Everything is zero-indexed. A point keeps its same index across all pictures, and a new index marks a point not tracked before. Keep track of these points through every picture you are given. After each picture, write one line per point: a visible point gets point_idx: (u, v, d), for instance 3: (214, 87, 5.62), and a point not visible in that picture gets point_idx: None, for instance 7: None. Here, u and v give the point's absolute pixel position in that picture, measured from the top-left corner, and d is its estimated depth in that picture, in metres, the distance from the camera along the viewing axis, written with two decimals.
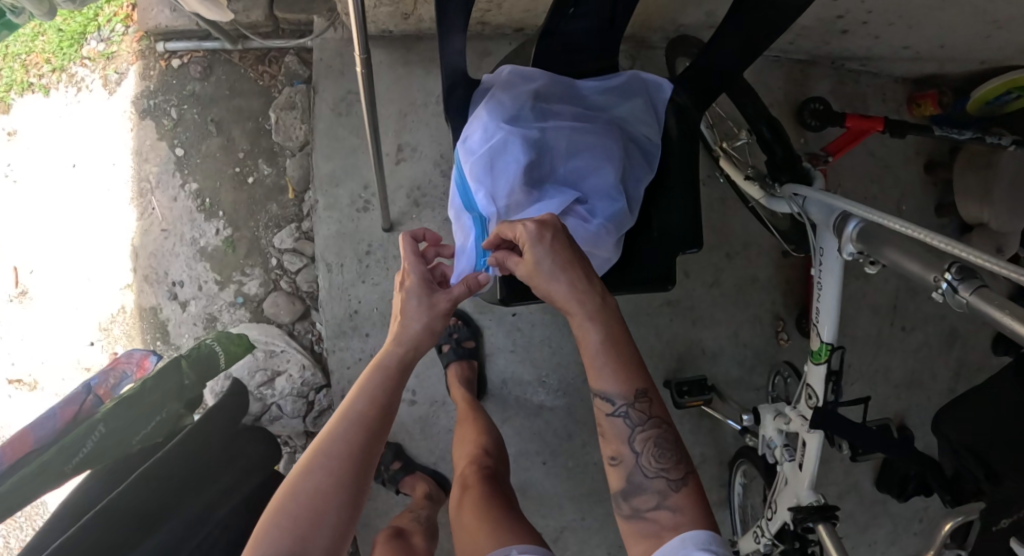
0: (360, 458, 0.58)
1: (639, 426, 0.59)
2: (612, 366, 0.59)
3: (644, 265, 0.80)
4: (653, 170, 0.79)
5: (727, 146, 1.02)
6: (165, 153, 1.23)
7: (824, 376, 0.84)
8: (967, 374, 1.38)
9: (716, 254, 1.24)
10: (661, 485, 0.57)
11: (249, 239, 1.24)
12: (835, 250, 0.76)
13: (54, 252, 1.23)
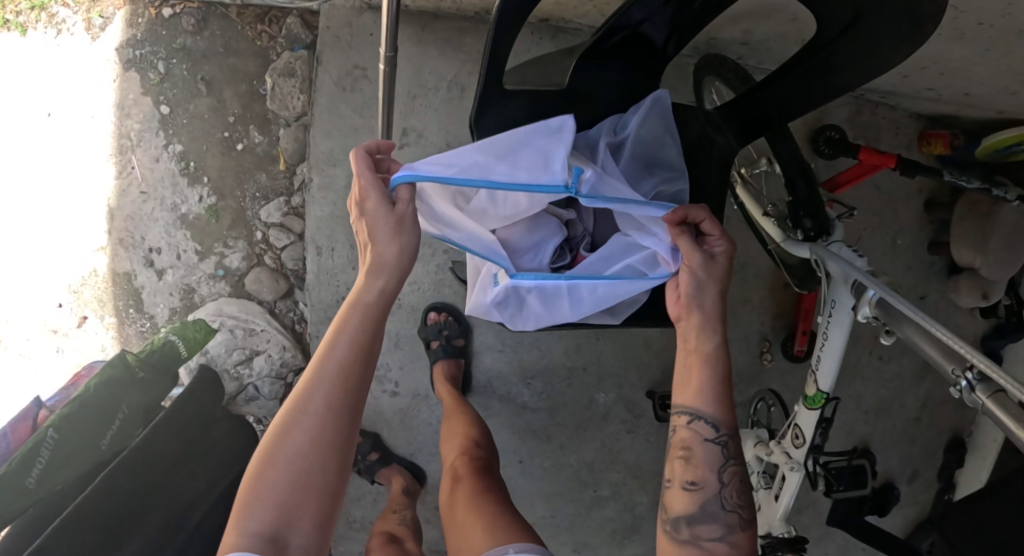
0: (334, 422, 0.56)
1: (732, 459, 0.62)
2: (727, 392, 0.62)
3: (657, 300, 0.79)
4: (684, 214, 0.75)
5: (746, 173, 0.99)
6: (149, 110, 1.14)
7: (815, 422, 0.85)
8: (932, 405, 1.47)
9: None
10: (733, 520, 0.61)
11: (234, 210, 1.16)
12: (848, 307, 0.76)
13: (20, 206, 1.15)
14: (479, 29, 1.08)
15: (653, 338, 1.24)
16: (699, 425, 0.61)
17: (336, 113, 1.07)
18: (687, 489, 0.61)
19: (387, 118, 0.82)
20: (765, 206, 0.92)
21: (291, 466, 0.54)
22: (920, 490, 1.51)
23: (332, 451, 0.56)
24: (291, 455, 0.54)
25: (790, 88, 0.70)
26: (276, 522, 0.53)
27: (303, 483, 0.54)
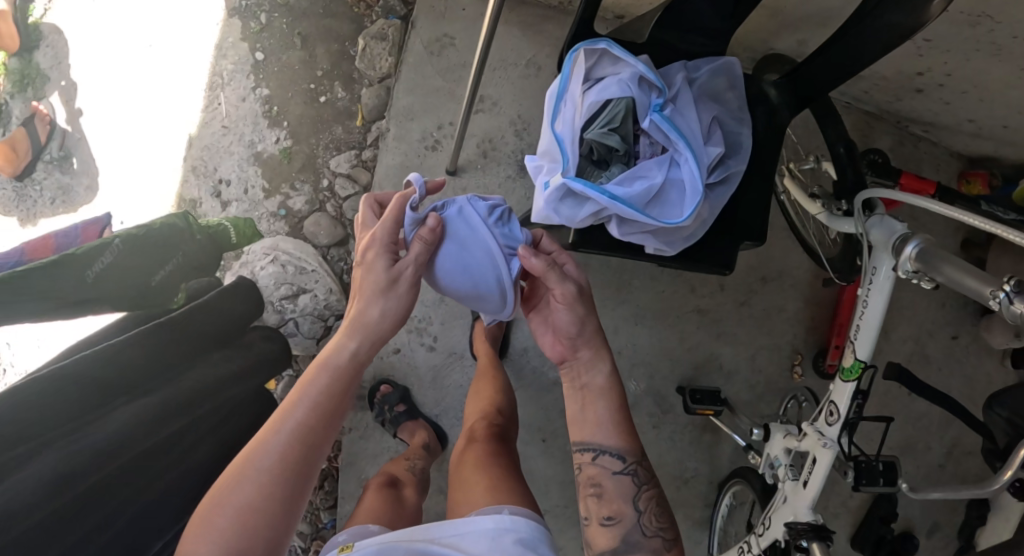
0: (299, 462, 0.60)
1: (644, 484, 0.69)
2: (615, 424, 0.69)
3: (710, 245, 0.81)
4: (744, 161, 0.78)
5: (794, 166, 1.04)
6: (244, 54, 1.23)
7: (851, 394, 0.85)
8: (957, 453, 1.45)
9: (752, 275, 1.27)
10: (656, 546, 0.66)
11: (305, 154, 1.22)
12: (888, 269, 0.79)
13: (101, 122, 1.25)
14: (561, 18, 1.17)
15: (687, 333, 1.25)
16: (607, 461, 0.68)
17: (419, 72, 1.15)
18: (608, 525, 0.67)
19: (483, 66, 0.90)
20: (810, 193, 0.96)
21: (252, 495, 0.57)
22: (941, 544, 1.46)
23: (290, 495, 0.59)
24: (250, 498, 0.57)
25: (841, 55, 0.75)
26: (245, 538, 0.56)
27: (268, 496, 0.58)
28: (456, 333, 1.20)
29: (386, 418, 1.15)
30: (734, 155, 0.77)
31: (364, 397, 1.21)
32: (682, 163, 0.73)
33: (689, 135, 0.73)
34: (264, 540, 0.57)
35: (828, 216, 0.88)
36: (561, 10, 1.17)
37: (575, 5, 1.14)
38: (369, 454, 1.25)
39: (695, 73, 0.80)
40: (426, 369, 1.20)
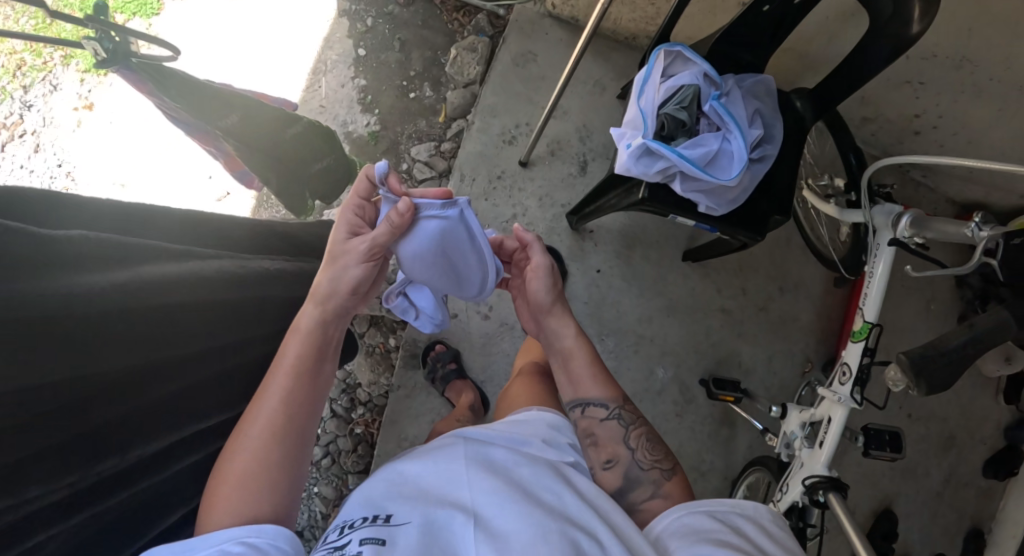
0: (292, 422, 0.65)
1: (631, 424, 0.72)
2: (593, 376, 0.76)
3: (749, 214, 0.97)
4: (777, 146, 0.94)
5: (812, 181, 1.19)
6: (348, 49, 1.45)
7: (861, 353, 1.01)
8: (954, 482, 1.53)
9: (772, 284, 1.43)
10: (656, 477, 0.67)
11: (391, 140, 1.41)
12: (888, 244, 0.97)
13: None
14: (626, 50, 1.40)
15: (711, 329, 1.39)
16: (594, 410, 0.74)
17: (503, 80, 1.35)
18: (608, 469, 0.69)
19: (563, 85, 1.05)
20: (825, 197, 1.11)
21: (251, 464, 0.62)
22: None
23: (289, 450, 0.65)
24: (248, 462, 0.62)
25: (846, 78, 0.93)
26: (255, 502, 0.60)
27: (269, 459, 0.63)
28: (508, 304, 1.31)
29: (438, 375, 1.23)
30: (769, 140, 0.93)
31: (417, 358, 1.30)
32: (731, 139, 0.89)
33: (739, 118, 0.89)
34: (277, 494, 0.62)
35: (838, 212, 1.05)
36: (628, 44, 1.38)
37: (640, 40, 1.36)
38: (411, 413, 1.28)
39: (746, 78, 0.94)
40: (478, 335, 1.30)
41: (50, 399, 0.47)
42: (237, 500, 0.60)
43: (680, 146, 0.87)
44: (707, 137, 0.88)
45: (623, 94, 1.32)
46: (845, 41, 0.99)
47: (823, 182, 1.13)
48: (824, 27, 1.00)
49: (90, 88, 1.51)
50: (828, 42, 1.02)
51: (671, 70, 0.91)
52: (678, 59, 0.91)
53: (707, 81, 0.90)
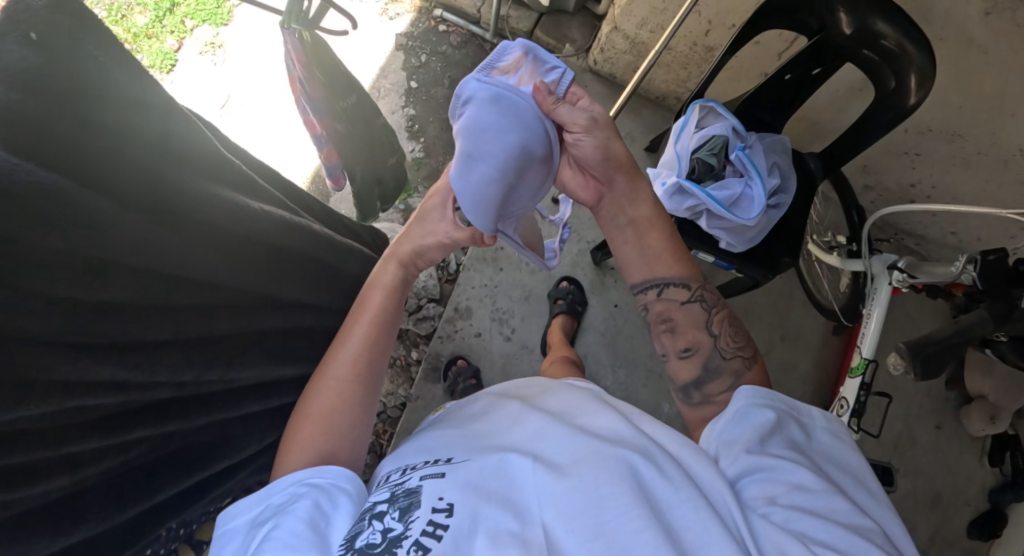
0: (359, 379, 0.78)
1: (713, 308, 0.77)
2: (670, 254, 0.78)
3: (763, 255, 1.07)
4: (791, 196, 1.04)
5: (815, 235, 1.25)
6: (401, 81, 1.57)
7: (858, 388, 1.10)
8: (940, 541, 1.51)
9: (773, 332, 1.48)
10: (737, 365, 0.74)
11: (432, 168, 1.52)
12: (886, 289, 1.07)
13: (253, 96, 1.67)
14: (656, 108, 1.53)
15: None
16: (677, 292, 0.77)
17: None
18: (687, 355, 0.76)
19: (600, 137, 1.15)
20: (827, 248, 1.20)
21: (331, 408, 0.75)
22: None
23: (358, 402, 0.77)
24: (329, 403, 0.75)
25: (853, 144, 1.04)
26: (333, 442, 0.74)
27: (345, 408, 0.76)
28: (529, 328, 1.37)
29: (458, 388, 1.27)
30: (784, 190, 1.03)
31: (438, 372, 1.34)
32: (753, 185, 0.99)
33: (760, 168, 0.99)
34: (347, 437, 0.76)
35: (841, 261, 1.13)
36: (659, 102, 1.51)
37: (671, 101, 1.50)
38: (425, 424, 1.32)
39: (769, 135, 1.05)
40: (498, 356, 1.35)
41: (166, 299, 0.62)
42: (318, 437, 0.74)
43: (708, 187, 0.98)
44: (731, 181, 0.99)
45: (652, 145, 1.44)
46: (852, 113, 1.12)
47: (827, 237, 1.22)
48: (833, 101, 1.13)
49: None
50: (837, 113, 1.15)
51: (704, 121, 1.02)
52: (711, 112, 1.02)
53: (734, 133, 1.00)
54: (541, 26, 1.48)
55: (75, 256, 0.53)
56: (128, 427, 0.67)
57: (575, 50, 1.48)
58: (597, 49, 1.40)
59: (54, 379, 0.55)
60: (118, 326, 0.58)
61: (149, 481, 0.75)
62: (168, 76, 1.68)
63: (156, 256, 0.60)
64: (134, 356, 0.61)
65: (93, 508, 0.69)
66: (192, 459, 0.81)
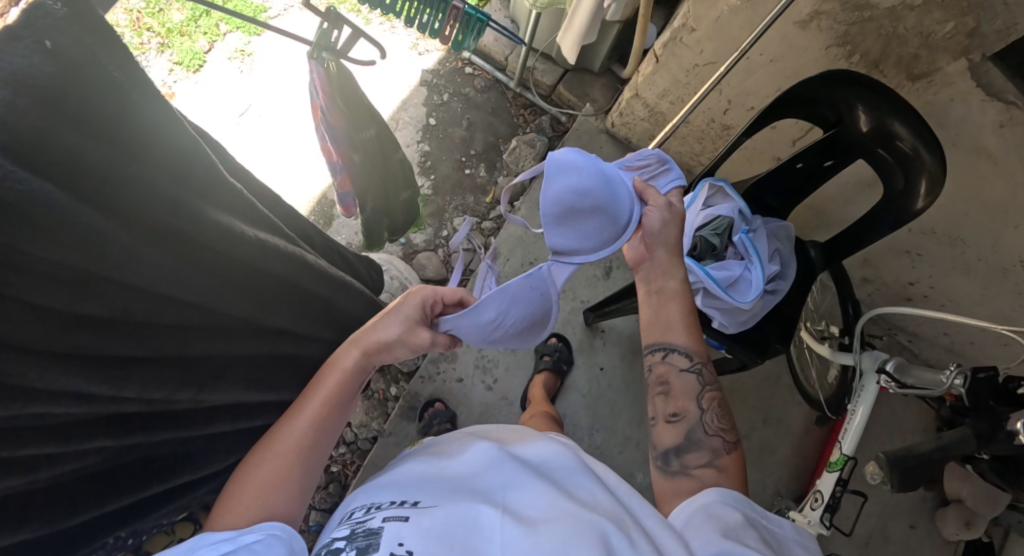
0: (304, 451, 0.74)
1: (707, 385, 0.80)
2: (682, 325, 0.83)
3: (754, 340, 1.06)
4: (789, 283, 1.04)
5: (810, 323, 1.24)
6: (421, 116, 1.57)
7: (834, 482, 1.07)
8: None
9: (754, 415, 1.42)
10: (717, 444, 0.76)
11: (437, 206, 1.51)
12: (873, 387, 1.05)
13: (272, 108, 1.67)
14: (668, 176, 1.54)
15: None
16: (677, 358, 0.81)
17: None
18: (675, 422, 0.79)
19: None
20: (819, 337, 1.18)
21: (271, 477, 0.72)
22: None
23: (299, 475, 0.73)
24: (276, 471, 0.72)
25: (856, 240, 1.03)
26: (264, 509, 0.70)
27: (285, 479, 0.72)
28: (513, 380, 1.35)
29: (432, 431, 1.25)
30: (782, 277, 1.04)
31: (414, 411, 1.32)
32: (752, 269, 0.99)
33: (762, 253, 1.00)
34: (281, 506, 0.71)
35: (832, 352, 1.11)
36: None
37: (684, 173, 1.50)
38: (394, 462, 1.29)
39: (774, 220, 1.04)
40: (476, 405, 1.33)
41: (147, 317, 0.61)
42: (255, 507, 0.69)
43: (708, 267, 0.99)
44: (731, 264, 0.99)
45: None
46: (863, 204, 1.12)
47: (820, 324, 1.21)
48: (842, 193, 1.14)
49: (174, 80, 1.68)
50: (845, 204, 1.15)
51: (711, 200, 1.01)
52: (721, 191, 1.01)
53: (742, 217, 1.00)
54: (564, 82, 1.51)
55: (65, 268, 0.52)
56: (87, 436, 0.65)
57: (595, 110, 1.50)
58: (617, 111, 1.39)
59: (20, 383, 0.53)
60: (92, 341, 0.57)
61: (101, 491, 0.73)
62: (194, 76, 1.68)
63: (146, 273, 0.59)
64: (106, 369, 0.60)
65: (37, 514, 0.66)
66: (149, 472, 0.78)
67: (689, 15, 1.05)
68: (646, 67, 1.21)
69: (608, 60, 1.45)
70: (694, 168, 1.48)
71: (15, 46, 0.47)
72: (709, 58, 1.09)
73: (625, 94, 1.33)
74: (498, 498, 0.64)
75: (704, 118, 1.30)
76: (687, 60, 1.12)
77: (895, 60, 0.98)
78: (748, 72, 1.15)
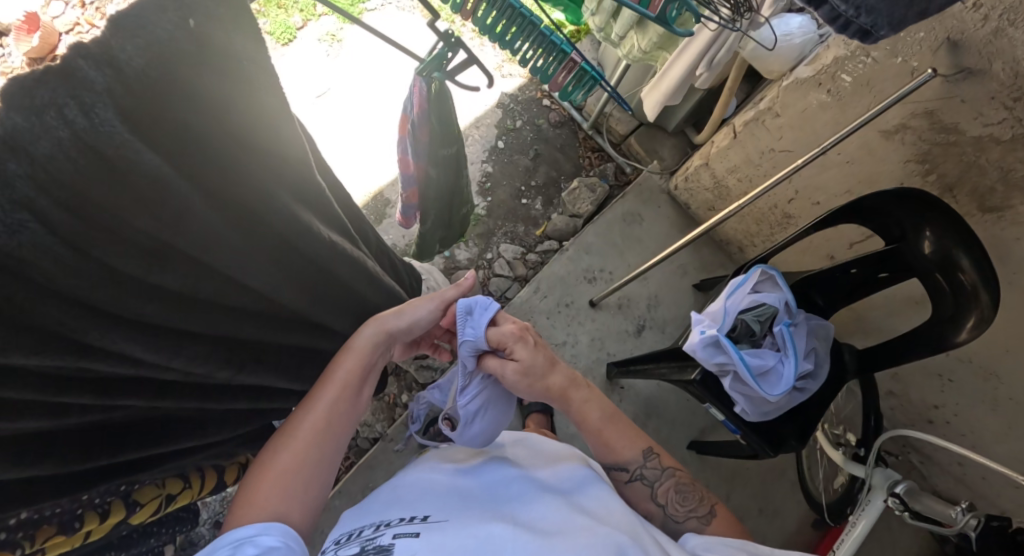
0: (310, 451, 0.77)
1: (658, 478, 0.86)
2: (621, 439, 0.87)
3: (772, 432, 1.05)
4: (818, 383, 1.04)
5: (828, 426, 1.22)
6: (490, 138, 1.61)
7: None
8: None
9: (751, 504, 1.41)
10: (694, 525, 0.83)
11: (487, 227, 1.54)
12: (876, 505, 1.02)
13: (350, 97, 1.73)
14: (716, 247, 1.54)
15: None
16: (618, 473, 0.88)
17: (608, 228, 1.49)
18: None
19: (664, 259, 1.23)
20: (835, 443, 1.16)
21: (282, 472, 0.75)
22: None
23: (312, 472, 0.77)
24: (292, 459, 0.76)
25: (894, 354, 1.03)
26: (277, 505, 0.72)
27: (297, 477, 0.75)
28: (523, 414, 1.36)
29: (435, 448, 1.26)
30: (813, 376, 1.04)
31: (420, 424, 1.34)
32: (786, 363, 1.00)
33: (799, 348, 1.01)
34: (293, 504, 0.74)
35: (843, 461, 1.08)
36: (722, 245, 1.53)
37: (733, 248, 1.51)
38: (389, 468, 1.32)
39: (817, 320, 1.05)
40: None
41: (208, 295, 0.61)
42: (273, 501, 0.72)
43: (743, 351, 0.99)
44: (766, 354, 1.00)
45: (701, 284, 1.45)
46: (907, 321, 1.13)
47: (837, 431, 1.20)
48: (889, 303, 1.14)
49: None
50: (889, 316, 1.16)
51: (759, 286, 1.03)
52: (770, 279, 1.03)
53: (785, 309, 1.01)
54: (636, 135, 1.53)
55: (146, 234, 0.52)
56: (122, 393, 0.64)
57: (661, 168, 1.53)
58: (682, 175, 1.45)
59: (80, 340, 0.52)
60: (156, 312, 0.57)
61: (116, 442, 0.71)
62: (282, 48, 1.76)
63: (222, 258, 0.59)
64: (162, 339, 0.59)
65: (52, 454, 0.63)
66: (163, 433, 0.76)
67: (777, 101, 1.15)
68: (722, 140, 1.30)
69: (683, 123, 1.48)
70: (744, 248, 1.48)
71: (161, 17, 0.47)
72: (787, 145, 1.18)
73: (695, 161, 1.41)
74: (517, 516, 0.70)
75: (766, 203, 1.32)
76: (765, 143, 1.21)
77: (970, 188, 0.97)
78: (821, 169, 1.17)
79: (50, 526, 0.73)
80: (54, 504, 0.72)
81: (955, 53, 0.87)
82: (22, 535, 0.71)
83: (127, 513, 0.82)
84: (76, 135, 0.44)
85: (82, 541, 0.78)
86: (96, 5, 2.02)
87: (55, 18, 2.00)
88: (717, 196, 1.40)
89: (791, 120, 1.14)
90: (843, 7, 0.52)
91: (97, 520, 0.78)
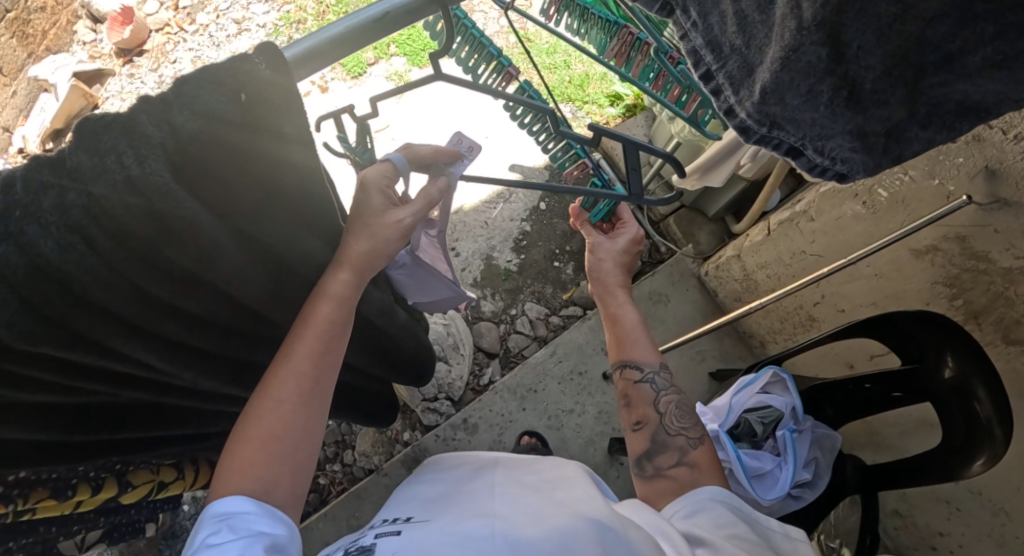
0: (292, 416, 0.61)
1: (664, 389, 0.83)
2: (633, 341, 0.86)
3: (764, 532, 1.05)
4: (815, 491, 1.05)
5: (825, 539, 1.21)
6: (533, 198, 1.62)
7: None
8: None
9: None
10: (682, 443, 0.79)
11: (517, 283, 1.55)
12: None
13: (405, 136, 1.79)
14: (736, 337, 1.53)
15: None
16: (631, 373, 0.85)
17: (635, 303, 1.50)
18: (638, 429, 0.82)
19: (685, 342, 1.25)
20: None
21: (259, 444, 0.59)
22: None
23: (301, 437, 0.61)
24: (272, 427, 0.60)
25: (901, 477, 0.99)
26: (261, 484, 0.59)
27: (280, 453, 0.60)
28: None
29: None
30: (811, 486, 1.05)
31: (416, 464, 1.33)
32: (784, 468, 0.99)
33: (800, 455, 1.00)
34: (282, 487, 0.60)
35: None
36: (745, 337, 1.52)
37: (757, 346, 1.50)
38: (378, 502, 1.30)
39: (823, 430, 1.04)
40: None
41: (229, 322, 0.59)
42: (258, 467, 0.59)
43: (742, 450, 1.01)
44: (767, 458, 1.01)
45: (718, 375, 1.45)
46: (920, 443, 1.10)
47: (832, 542, 1.19)
48: (902, 422, 1.12)
49: (333, 77, 1.88)
50: (901, 434, 1.13)
51: (772, 387, 1.04)
52: (781, 380, 1.04)
53: (795, 414, 1.02)
54: (676, 216, 1.57)
55: (179, 266, 0.49)
56: (132, 386, 0.61)
57: (695, 253, 1.54)
58: (714, 263, 1.45)
59: (102, 343, 0.50)
60: (176, 332, 0.54)
61: (117, 420, 0.67)
62: (350, 80, 1.87)
63: (245, 289, 0.55)
64: (177, 352, 0.57)
65: (56, 425, 0.60)
66: (160, 419, 0.73)
67: (813, 205, 1.15)
68: (756, 235, 1.30)
69: (723, 210, 1.49)
70: (765, 343, 1.46)
71: (215, 91, 0.44)
72: (818, 250, 1.17)
73: (727, 252, 1.41)
74: (497, 513, 0.65)
75: (792, 303, 1.31)
76: (797, 244, 1.21)
77: (996, 317, 0.93)
78: (849, 278, 1.15)
79: (44, 489, 0.70)
80: (52, 469, 0.68)
81: (992, 183, 0.86)
82: (17, 493, 0.67)
83: (118, 491, 0.80)
84: (130, 180, 0.42)
85: (70, 510, 0.75)
86: (190, 9, 2.07)
87: (149, 15, 2.07)
88: (745, 288, 1.39)
89: (825, 227, 1.14)
90: (818, 159, 0.46)
91: (89, 492, 0.76)
